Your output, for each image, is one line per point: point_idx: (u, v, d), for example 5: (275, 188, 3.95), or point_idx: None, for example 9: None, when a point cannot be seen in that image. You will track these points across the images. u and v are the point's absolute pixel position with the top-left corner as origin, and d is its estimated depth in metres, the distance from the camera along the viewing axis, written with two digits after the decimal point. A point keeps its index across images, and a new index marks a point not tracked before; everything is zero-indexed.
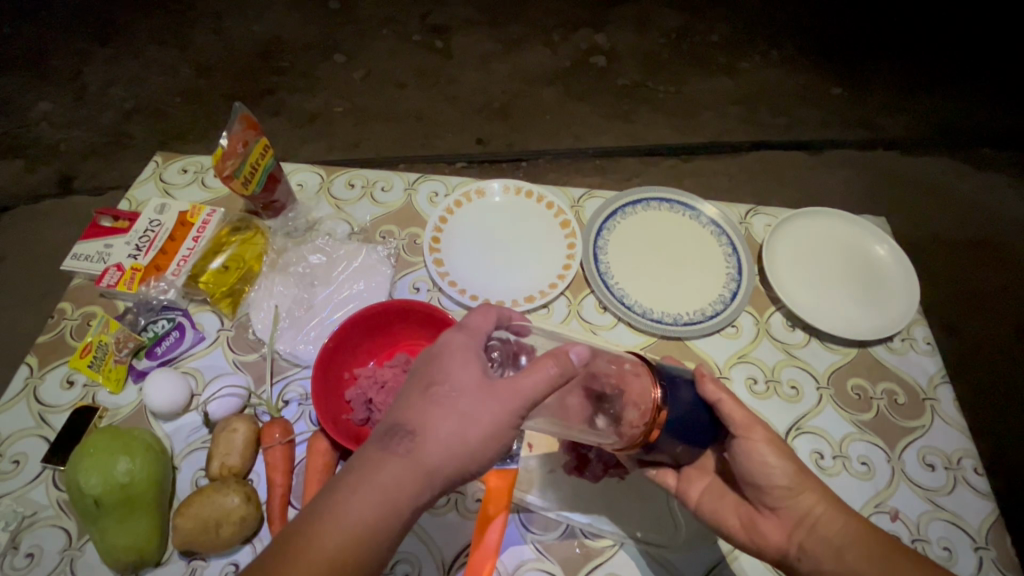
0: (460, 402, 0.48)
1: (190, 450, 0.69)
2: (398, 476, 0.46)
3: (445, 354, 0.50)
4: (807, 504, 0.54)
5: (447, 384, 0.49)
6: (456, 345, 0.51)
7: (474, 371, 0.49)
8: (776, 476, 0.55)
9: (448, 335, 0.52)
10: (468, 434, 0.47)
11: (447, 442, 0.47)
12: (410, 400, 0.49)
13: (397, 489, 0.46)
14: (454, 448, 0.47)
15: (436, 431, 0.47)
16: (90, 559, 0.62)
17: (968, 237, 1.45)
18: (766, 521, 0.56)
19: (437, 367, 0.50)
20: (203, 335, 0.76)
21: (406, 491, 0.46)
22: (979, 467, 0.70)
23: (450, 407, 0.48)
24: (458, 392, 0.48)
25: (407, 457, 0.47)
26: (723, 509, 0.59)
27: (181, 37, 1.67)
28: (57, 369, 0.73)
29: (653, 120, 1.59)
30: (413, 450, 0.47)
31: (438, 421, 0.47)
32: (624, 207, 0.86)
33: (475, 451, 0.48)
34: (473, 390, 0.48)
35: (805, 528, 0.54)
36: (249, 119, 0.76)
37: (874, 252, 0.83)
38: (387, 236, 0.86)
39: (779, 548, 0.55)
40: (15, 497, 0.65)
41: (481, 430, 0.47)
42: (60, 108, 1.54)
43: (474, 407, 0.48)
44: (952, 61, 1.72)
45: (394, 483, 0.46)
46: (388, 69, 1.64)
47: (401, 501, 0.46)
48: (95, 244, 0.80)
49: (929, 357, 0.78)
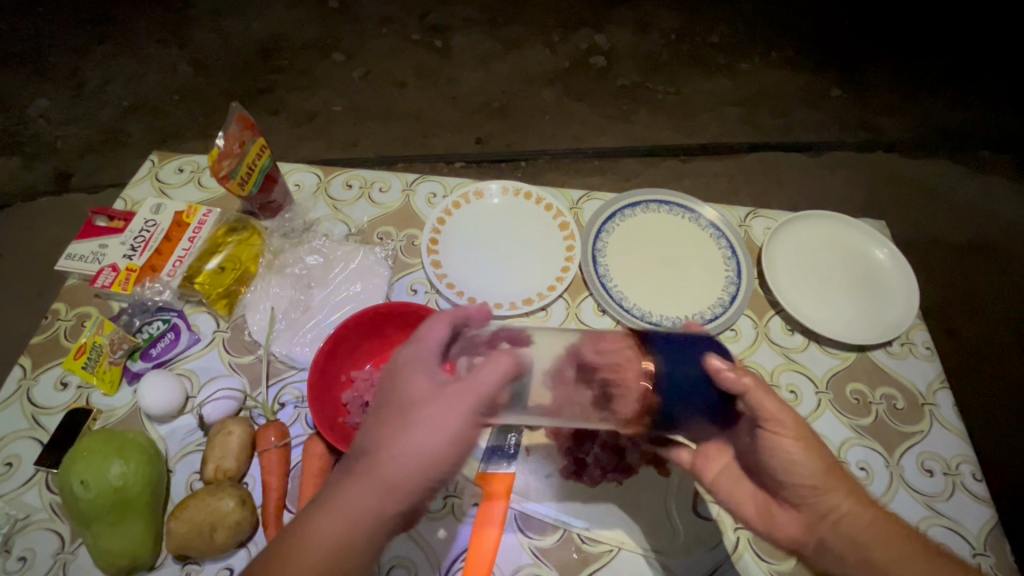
0: (412, 412, 0.49)
1: (185, 453, 0.68)
2: (358, 491, 0.47)
3: (401, 370, 0.52)
4: (831, 503, 0.52)
5: (401, 400, 0.50)
6: (406, 361, 0.53)
7: (425, 381, 0.50)
8: (805, 472, 0.53)
9: (404, 351, 0.54)
10: (426, 440, 0.48)
11: (404, 451, 0.47)
12: (374, 421, 0.51)
13: (358, 504, 0.47)
14: (411, 456, 0.47)
15: (393, 444, 0.48)
16: (84, 562, 0.62)
17: (967, 240, 1.44)
18: (783, 513, 0.56)
19: (393, 385, 0.51)
20: (198, 336, 0.75)
21: (367, 505, 0.47)
22: (978, 473, 0.70)
23: (403, 418, 0.49)
24: (411, 404, 0.49)
25: (365, 472, 0.48)
26: (741, 496, 0.59)
27: (179, 34, 1.66)
28: (51, 370, 0.73)
29: (653, 120, 1.58)
30: (371, 465, 0.48)
31: (393, 434, 0.48)
32: (623, 210, 0.86)
33: (437, 455, 0.48)
34: (425, 398, 0.49)
35: (828, 524, 0.52)
36: (246, 119, 0.75)
37: (874, 256, 0.83)
38: (385, 237, 0.85)
39: (795, 540, 0.55)
40: (8, 499, 0.65)
41: (438, 435, 0.48)
42: (57, 105, 1.53)
43: (428, 414, 0.48)
44: (952, 63, 1.72)
45: (354, 500, 0.47)
46: (387, 68, 1.63)
47: (363, 516, 0.47)
48: (90, 244, 0.79)
49: (928, 361, 0.77)
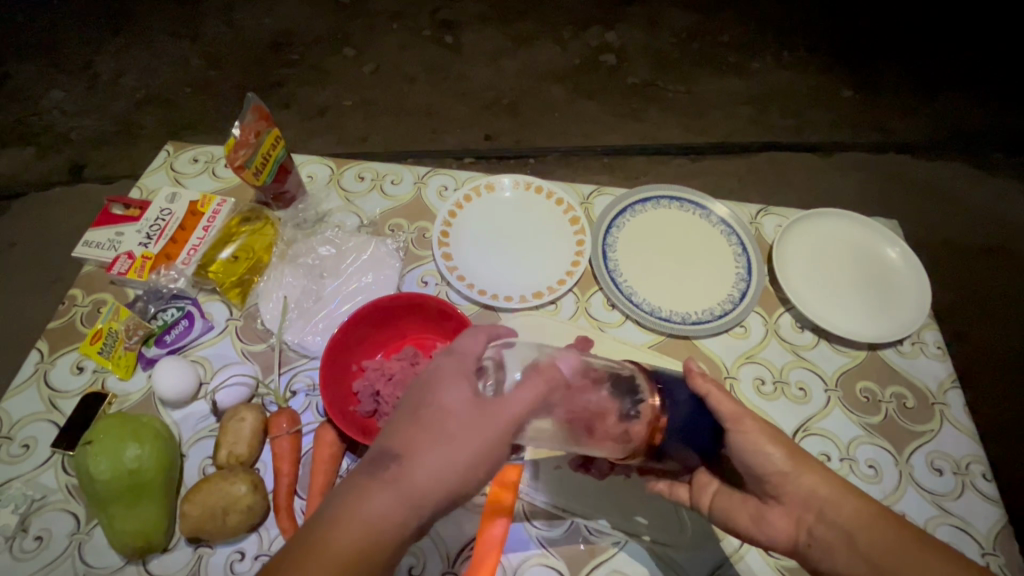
0: (450, 426, 0.48)
1: (198, 438, 0.69)
2: (385, 505, 0.45)
3: (437, 377, 0.51)
4: (808, 485, 0.53)
5: (437, 406, 0.49)
6: (447, 369, 0.51)
7: (463, 392, 0.49)
8: (773, 459, 0.54)
9: (438, 361, 0.53)
10: (458, 460, 0.47)
11: (437, 466, 0.46)
12: (400, 424, 0.49)
13: (384, 520, 0.45)
14: (443, 474, 0.46)
15: (424, 455, 0.47)
16: (98, 543, 0.63)
17: (979, 242, 1.43)
18: (771, 510, 0.55)
19: (428, 390, 0.50)
20: (212, 324, 0.76)
21: (391, 520, 0.45)
22: (988, 472, 0.70)
23: (440, 429, 0.48)
24: (449, 415, 0.48)
25: (394, 484, 0.46)
26: (734, 506, 0.57)
27: (193, 29, 1.67)
28: (67, 355, 0.74)
29: (664, 119, 1.58)
30: (401, 476, 0.46)
31: (426, 446, 0.47)
32: (633, 205, 0.86)
33: (464, 475, 0.47)
34: (463, 412, 0.48)
35: (812, 512, 0.53)
36: (262, 109, 0.76)
37: (885, 255, 0.83)
38: (396, 229, 0.86)
39: (787, 536, 0.54)
40: (25, 480, 0.66)
41: (471, 456, 0.47)
42: (72, 97, 1.55)
43: (462, 435, 0.47)
44: (966, 65, 1.71)
45: (381, 515, 0.45)
46: (398, 63, 1.64)
47: (386, 533, 0.45)
48: (107, 232, 0.81)
49: (939, 361, 0.77)
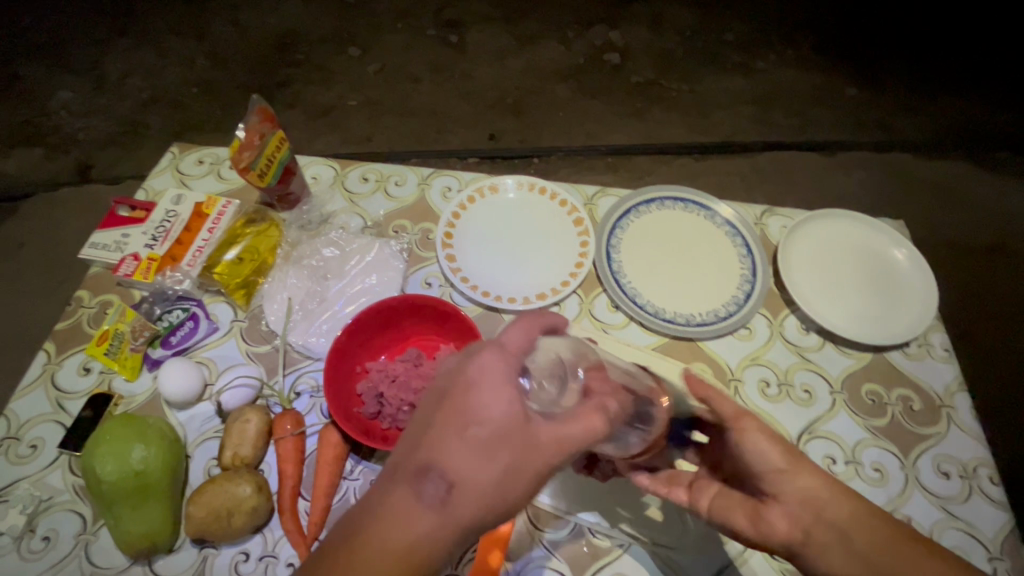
0: (503, 445, 0.41)
1: (203, 439, 0.69)
2: (429, 532, 0.39)
3: (481, 382, 0.43)
4: (805, 485, 0.52)
5: (488, 422, 0.41)
6: (496, 371, 0.43)
7: (516, 405, 0.42)
8: (771, 456, 0.54)
9: (482, 358, 0.44)
10: (508, 484, 0.41)
11: (488, 490, 0.40)
12: (439, 433, 0.41)
13: (428, 548, 0.39)
14: (494, 500, 0.41)
15: (474, 479, 0.40)
16: (104, 543, 0.63)
17: (987, 242, 1.42)
18: (768, 508, 0.53)
19: (476, 399, 0.42)
20: (216, 326, 0.77)
21: (435, 549, 0.39)
22: (995, 476, 0.69)
23: (492, 449, 0.41)
24: (504, 433, 0.41)
25: (440, 511, 0.39)
26: (730, 507, 0.56)
27: (198, 29, 1.68)
28: (74, 357, 0.74)
29: (668, 119, 1.58)
30: (447, 501, 0.40)
31: (478, 469, 0.40)
32: (638, 206, 0.86)
33: (513, 501, 0.42)
34: (516, 430, 0.41)
35: (810, 510, 0.51)
36: (266, 111, 0.76)
37: (892, 256, 0.82)
38: (400, 230, 0.86)
39: (785, 536, 0.52)
40: (33, 481, 0.67)
41: (523, 481, 0.42)
42: (79, 98, 1.56)
43: (517, 457, 0.41)
44: (973, 63, 1.69)
45: (422, 541, 0.39)
46: (402, 63, 1.64)
47: (427, 565, 0.39)
48: (113, 233, 0.81)
49: (946, 363, 0.77)
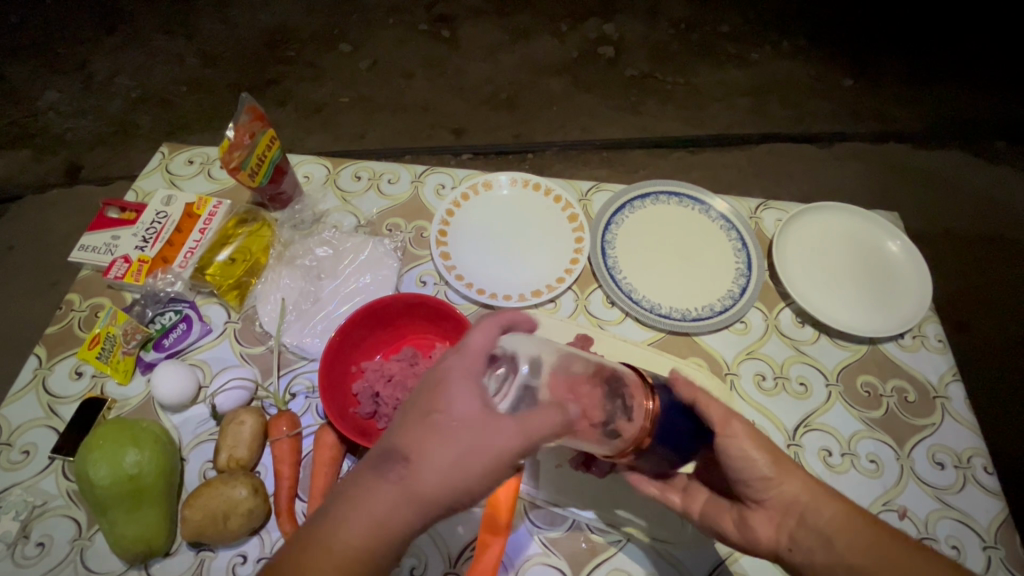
0: (458, 434, 0.45)
1: (198, 441, 0.69)
2: (391, 506, 0.43)
3: (444, 379, 0.47)
4: (790, 492, 0.53)
5: (449, 412, 0.45)
6: (457, 371, 0.47)
7: (473, 398, 0.46)
8: (758, 465, 0.54)
9: (446, 359, 0.49)
10: (467, 470, 0.44)
11: (446, 473, 0.44)
12: (410, 424, 0.46)
13: (388, 522, 0.43)
14: (451, 481, 0.44)
15: (433, 461, 0.44)
16: (100, 548, 0.63)
17: (980, 231, 1.43)
18: (753, 513, 0.55)
19: (439, 394, 0.46)
20: (210, 327, 0.76)
21: (397, 523, 0.43)
22: (989, 466, 0.69)
23: (451, 438, 0.44)
24: (460, 422, 0.45)
25: (401, 487, 0.43)
26: (715, 509, 0.58)
27: (188, 27, 1.66)
28: (65, 360, 0.74)
29: (663, 112, 1.57)
30: (409, 478, 0.44)
31: (438, 451, 0.44)
32: (633, 201, 0.86)
33: (471, 485, 0.45)
34: (472, 420, 0.45)
35: (793, 517, 0.52)
36: (256, 110, 0.75)
37: (886, 249, 0.82)
38: (394, 229, 0.86)
39: (767, 540, 0.54)
40: (26, 487, 0.66)
41: (479, 466, 0.44)
42: (68, 97, 1.54)
43: (470, 447, 0.44)
44: (965, 52, 1.70)
45: (387, 520, 0.43)
46: (394, 58, 1.63)
47: (389, 538, 0.43)
48: (103, 236, 0.80)
49: (940, 355, 0.77)
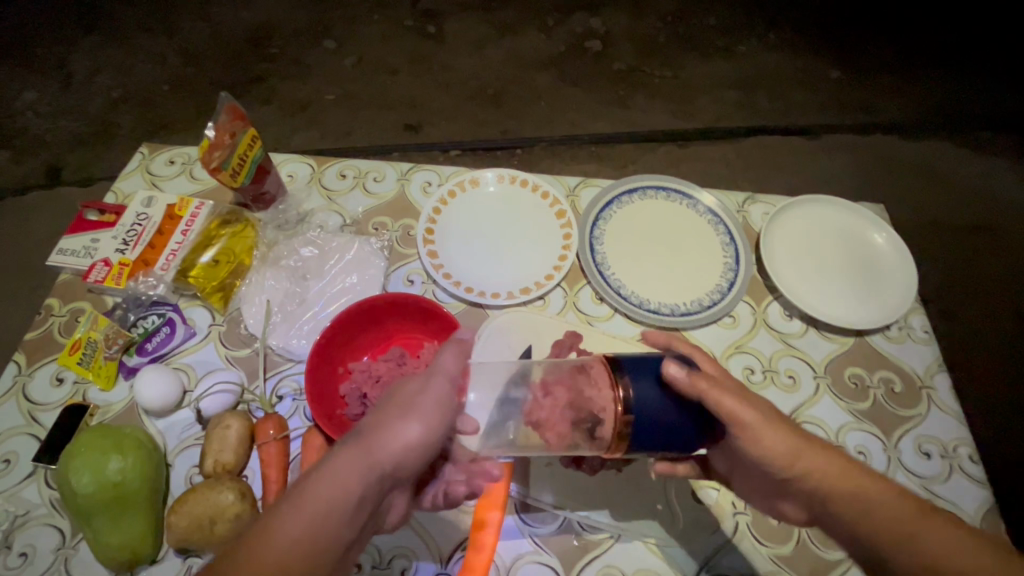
0: (402, 399, 0.51)
1: (183, 447, 0.68)
2: (347, 463, 0.46)
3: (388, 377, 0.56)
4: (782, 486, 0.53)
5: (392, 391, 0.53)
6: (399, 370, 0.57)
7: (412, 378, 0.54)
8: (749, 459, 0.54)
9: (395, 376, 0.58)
10: (413, 428, 0.49)
11: (396, 433, 0.48)
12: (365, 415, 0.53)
13: (345, 478, 0.45)
14: (401, 438, 0.48)
15: (381, 423, 0.49)
16: (85, 556, 0.62)
17: (965, 221, 1.44)
18: None
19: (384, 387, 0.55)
20: (194, 330, 0.75)
21: (354, 480, 0.46)
22: (975, 455, 0.70)
23: (396, 404, 0.51)
24: (402, 394, 0.52)
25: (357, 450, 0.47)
26: None
27: (169, 24, 1.63)
28: (46, 367, 0.72)
29: (651, 106, 1.57)
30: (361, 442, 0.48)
31: (386, 416, 0.50)
32: (620, 196, 0.85)
33: (420, 441, 0.49)
34: (411, 388, 0.52)
35: None
36: (237, 109, 0.73)
37: (872, 240, 0.82)
38: (380, 227, 0.85)
39: None
40: (7, 496, 0.65)
41: (423, 420, 0.49)
42: (46, 98, 1.51)
43: (413, 404, 0.50)
44: (950, 43, 1.71)
45: (342, 475, 0.46)
46: (379, 54, 1.61)
47: (347, 492, 0.45)
48: (82, 239, 0.79)
49: (925, 345, 0.77)
